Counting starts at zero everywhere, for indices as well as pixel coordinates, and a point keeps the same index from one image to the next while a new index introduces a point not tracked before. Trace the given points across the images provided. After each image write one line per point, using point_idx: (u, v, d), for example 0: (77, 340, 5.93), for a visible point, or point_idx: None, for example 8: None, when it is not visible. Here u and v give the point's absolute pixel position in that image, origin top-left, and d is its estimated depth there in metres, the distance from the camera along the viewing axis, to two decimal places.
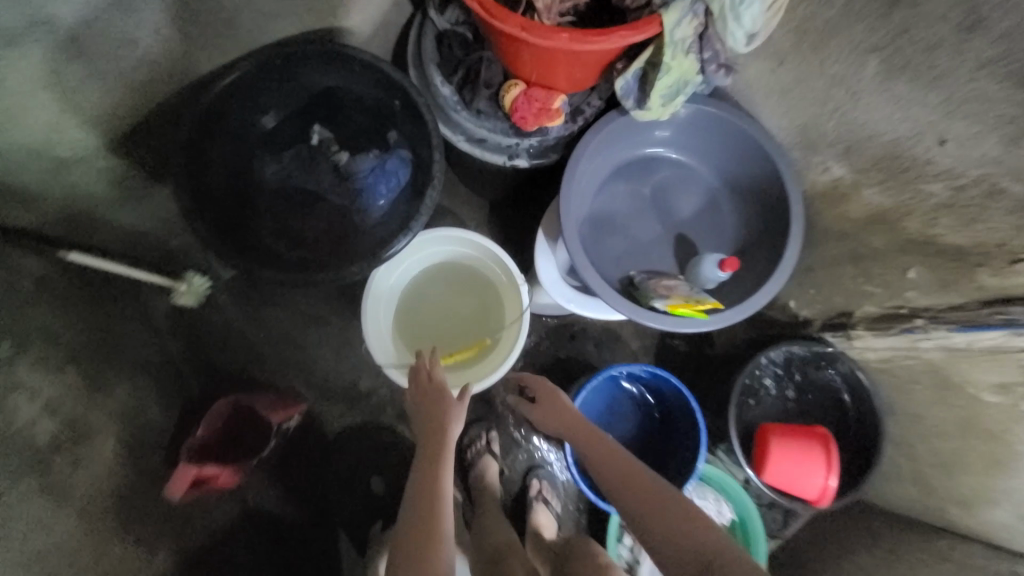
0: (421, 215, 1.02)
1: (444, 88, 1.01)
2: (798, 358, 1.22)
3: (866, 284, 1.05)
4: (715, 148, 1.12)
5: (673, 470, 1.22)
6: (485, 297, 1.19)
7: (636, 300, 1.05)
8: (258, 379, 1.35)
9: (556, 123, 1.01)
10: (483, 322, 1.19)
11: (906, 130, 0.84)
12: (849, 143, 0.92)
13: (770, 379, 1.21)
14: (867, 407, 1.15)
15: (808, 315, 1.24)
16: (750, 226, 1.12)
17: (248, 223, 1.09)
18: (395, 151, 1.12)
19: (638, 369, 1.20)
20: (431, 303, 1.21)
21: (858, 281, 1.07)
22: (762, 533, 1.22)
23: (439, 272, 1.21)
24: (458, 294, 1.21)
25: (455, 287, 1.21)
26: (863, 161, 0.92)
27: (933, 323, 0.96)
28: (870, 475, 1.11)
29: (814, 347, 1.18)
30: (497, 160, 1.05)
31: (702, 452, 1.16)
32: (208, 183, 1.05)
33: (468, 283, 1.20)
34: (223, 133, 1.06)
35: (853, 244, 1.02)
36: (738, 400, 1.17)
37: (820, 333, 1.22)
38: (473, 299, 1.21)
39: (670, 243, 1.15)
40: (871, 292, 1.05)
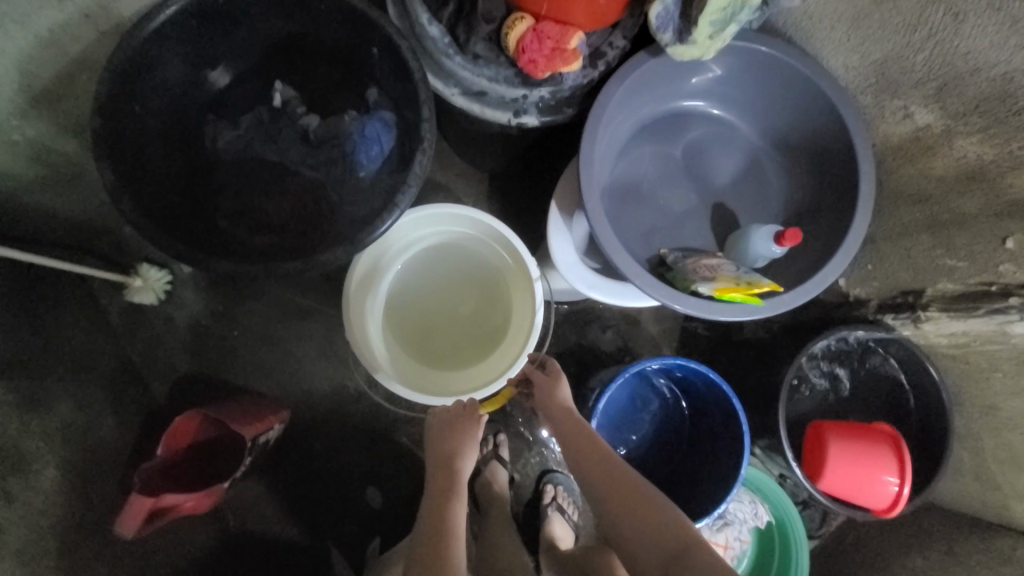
0: (410, 187, 0.82)
1: (432, 27, 0.80)
2: (851, 343, 1.06)
3: (945, 257, 0.87)
4: (763, 97, 0.92)
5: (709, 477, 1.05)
6: (491, 288, 1.02)
7: (672, 284, 0.87)
8: (229, 385, 1.18)
9: (573, 68, 0.81)
10: (489, 315, 1.02)
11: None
12: (943, 81, 0.74)
13: (816, 367, 1.06)
14: (935, 398, 0.99)
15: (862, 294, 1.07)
16: (802, 191, 0.94)
17: (204, 204, 0.91)
18: (376, 112, 0.92)
19: (670, 363, 1.03)
20: (428, 292, 1.03)
21: (934, 254, 0.89)
22: (804, 537, 1.08)
23: (436, 255, 1.02)
24: (460, 283, 1.03)
25: (455, 274, 1.03)
26: (960, 104, 0.74)
27: None
28: (939, 477, 0.96)
29: (873, 331, 1.01)
30: (500, 117, 0.86)
31: (747, 457, 0.98)
32: (145, 155, 0.85)
33: (471, 271, 1.02)
34: (165, 93, 0.87)
35: (933, 209, 0.84)
36: (786, 396, 1.00)
37: (877, 316, 1.04)
38: (476, 289, 1.03)
39: (707, 214, 0.97)
40: (950, 267, 0.88)
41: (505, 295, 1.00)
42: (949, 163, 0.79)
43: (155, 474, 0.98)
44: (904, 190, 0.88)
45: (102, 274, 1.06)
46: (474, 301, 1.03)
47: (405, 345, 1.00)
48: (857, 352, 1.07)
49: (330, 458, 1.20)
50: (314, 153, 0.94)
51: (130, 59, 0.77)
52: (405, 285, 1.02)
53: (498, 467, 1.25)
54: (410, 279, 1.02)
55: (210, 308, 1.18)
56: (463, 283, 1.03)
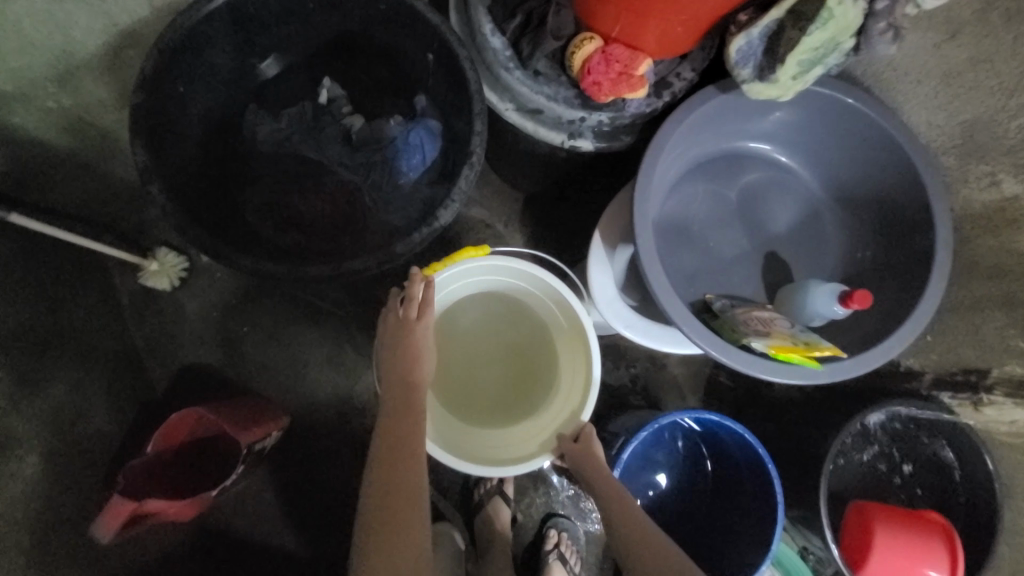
0: (454, 202, 0.77)
1: (494, 38, 0.77)
2: (899, 420, 0.97)
3: (1017, 338, 0.80)
4: (832, 149, 0.87)
5: (732, 546, 0.97)
6: (536, 341, 0.95)
7: (721, 334, 0.80)
8: (231, 384, 1.13)
9: (638, 94, 0.77)
10: (533, 373, 0.95)
11: None
12: None
13: (859, 441, 0.98)
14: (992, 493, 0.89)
15: (914, 366, 0.99)
16: (864, 249, 0.88)
17: (233, 196, 0.87)
18: (422, 120, 0.89)
19: (703, 417, 0.95)
20: (472, 342, 0.96)
21: (1004, 333, 0.81)
22: None
23: (479, 303, 0.95)
24: (505, 333, 0.97)
25: (497, 324, 0.97)
26: None
27: None
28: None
29: (926, 409, 0.92)
30: (553, 138, 0.82)
31: (779, 531, 0.89)
32: (182, 137, 0.82)
33: (516, 321, 0.96)
34: (211, 77, 0.84)
35: (1012, 285, 0.77)
36: (827, 470, 0.92)
37: (930, 391, 0.96)
38: (519, 342, 0.97)
39: (758, 263, 0.91)
40: (1022, 350, 0.80)
41: (552, 352, 0.93)
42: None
43: (142, 475, 0.92)
44: (979, 261, 0.81)
45: (120, 253, 1.02)
46: (516, 355, 0.97)
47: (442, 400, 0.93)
48: (906, 429, 0.98)
49: (323, 474, 1.12)
50: (353, 156, 0.90)
51: (182, 40, 0.74)
52: (444, 334, 0.95)
53: (501, 506, 1.17)
54: (451, 328, 0.95)
55: (223, 301, 1.14)
56: (506, 334, 0.97)
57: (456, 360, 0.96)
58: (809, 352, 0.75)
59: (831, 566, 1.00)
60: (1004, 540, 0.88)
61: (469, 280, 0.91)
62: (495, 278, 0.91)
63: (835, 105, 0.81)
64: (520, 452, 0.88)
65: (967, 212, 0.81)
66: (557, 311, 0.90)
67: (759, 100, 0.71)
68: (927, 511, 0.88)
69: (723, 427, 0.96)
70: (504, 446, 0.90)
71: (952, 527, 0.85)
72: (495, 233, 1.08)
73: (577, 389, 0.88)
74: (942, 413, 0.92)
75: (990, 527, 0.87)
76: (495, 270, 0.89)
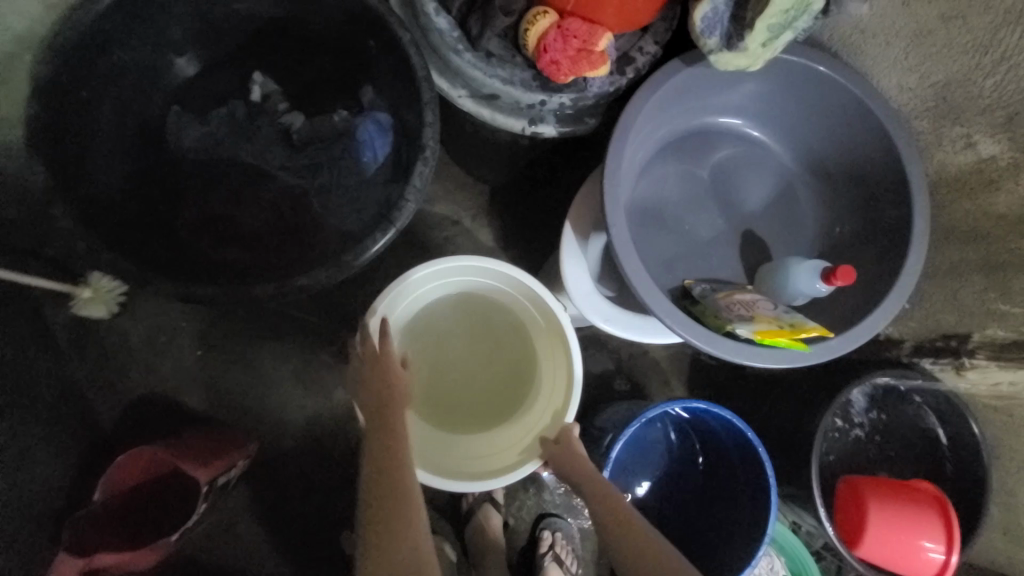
0: (409, 202, 0.71)
1: (439, 18, 0.69)
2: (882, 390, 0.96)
3: (996, 300, 0.79)
4: (803, 120, 0.84)
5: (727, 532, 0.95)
6: (514, 342, 0.90)
7: (703, 321, 0.77)
8: (189, 413, 1.04)
9: (600, 73, 0.71)
10: (514, 375, 0.90)
11: None
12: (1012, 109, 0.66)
13: (845, 415, 0.96)
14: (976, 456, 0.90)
15: (895, 334, 0.98)
16: (841, 221, 0.85)
17: (163, 212, 0.78)
18: (370, 113, 0.81)
19: (691, 406, 0.92)
20: (447, 351, 0.91)
21: (983, 296, 0.80)
22: None
23: (449, 306, 0.89)
24: (481, 338, 0.91)
25: (471, 326, 0.91)
26: None
27: None
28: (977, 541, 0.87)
29: (910, 378, 0.91)
30: (513, 125, 0.76)
31: (774, 515, 0.88)
32: (95, 149, 0.73)
33: (490, 324, 0.90)
34: (122, 78, 0.74)
35: (990, 248, 0.76)
36: (817, 449, 0.90)
37: (912, 358, 0.96)
38: (496, 342, 0.91)
39: (736, 242, 0.87)
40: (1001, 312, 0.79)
41: (531, 352, 0.88)
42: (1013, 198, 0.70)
43: (90, 520, 0.84)
44: (955, 225, 0.79)
45: (46, 283, 0.91)
46: (493, 355, 0.91)
47: (420, 415, 0.87)
48: (891, 399, 0.97)
49: (298, 500, 1.05)
50: (296, 157, 0.82)
51: (83, 38, 0.65)
52: (415, 343, 0.88)
53: (491, 513, 1.12)
54: (421, 336, 0.88)
55: (171, 324, 1.04)
56: (480, 335, 0.91)
57: (431, 369, 0.90)
58: (795, 334, 0.72)
59: (824, 539, 1.00)
60: (990, 500, 0.89)
61: (436, 285, 0.85)
62: (463, 280, 0.85)
63: (804, 72, 0.77)
64: (508, 460, 0.83)
65: (941, 176, 0.79)
66: (532, 307, 0.84)
67: (728, 71, 0.67)
68: (918, 482, 0.87)
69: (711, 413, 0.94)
70: (491, 456, 0.84)
71: (943, 496, 0.85)
72: (462, 230, 1.02)
73: (560, 387, 0.83)
74: (924, 381, 0.91)
75: (976, 491, 0.87)
76: (462, 269, 0.83)
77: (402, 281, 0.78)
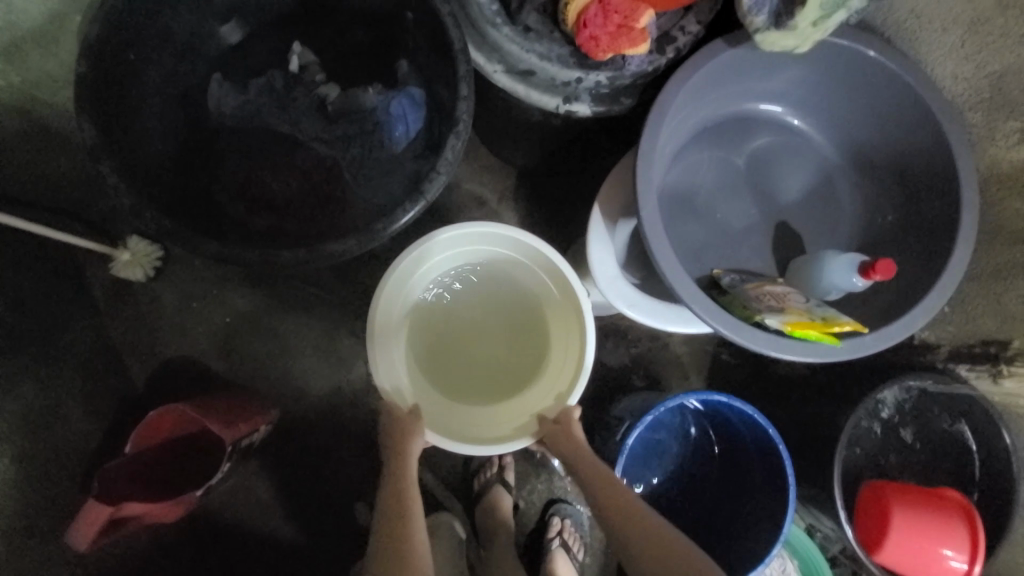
0: (440, 174, 0.71)
1: None
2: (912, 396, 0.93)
3: None
4: (847, 110, 0.81)
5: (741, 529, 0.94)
6: (528, 319, 0.90)
7: (728, 309, 0.75)
8: (214, 378, 1.07)
9: (640, 50, 0.70)
10: (524, 353, 0.90)
11: None
12: None
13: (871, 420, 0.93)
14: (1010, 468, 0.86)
15: (930, 338, 0.95)
16: (881, 217, 0.82)
17: (201, 176, 0.79)
18: (404, 87, 0.81)
19: (710, 399, 0.90)
20: (460, 319, 0.91)
21: None
22: None
23: (466, 276, 0.89)
24: (496, 310, 0.91)
25: (488, 301, 0.92)
26: None
27: None
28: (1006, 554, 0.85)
29: (941, 384, 0.88)
30: (547, 103, 0.75)
31: (793, 515, 0.86)
32: (137, 110, 0.74)
33: (506, 298, 0.90)
34: (166, 42, 0.76)
35: None
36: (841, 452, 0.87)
37: (946, 364, 0.92)
38: (509, 318, 0.91)
39: (769, 234, 0.85)
40: None
41: (545, 330, 0.88)
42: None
43: (124, 477, 0.87)
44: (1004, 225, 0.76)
45: (86, 243, 0.95)
46: (509, 333, 0.91)
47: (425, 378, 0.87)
48: (921, 406, 0.93)
49: (315, 468, 1.08)
50: (330, 128, 0.82)
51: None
52: (430, 310, 0.89)
53: (501, 495, 1.12)
54: (439, 308, 0.89)
55: (201, 290, 1.07)
56: (496, 309, 0.91)
57: (442, 335, 0.90)
58: (827, 328, 0.70)
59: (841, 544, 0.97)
60: None
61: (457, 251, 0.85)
62: (484, 249, 0.85)
63: (852, 58, 0.74)
64: (506, 434, 0.82)
65: (993, 172, 0.75)
66: (550, 283, 0.84)
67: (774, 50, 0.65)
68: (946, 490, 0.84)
69: (732, 408, 0.92)
70: (490, 428, 0.84)
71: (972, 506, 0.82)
72: (487, 211, 1.02)
73: (570, 368, 0.82)
74: (957, 387, 0.88)
75: (1007, 504, 0.84)
76: (483, 238, 0.83)
77: (426, 239, 0.78)
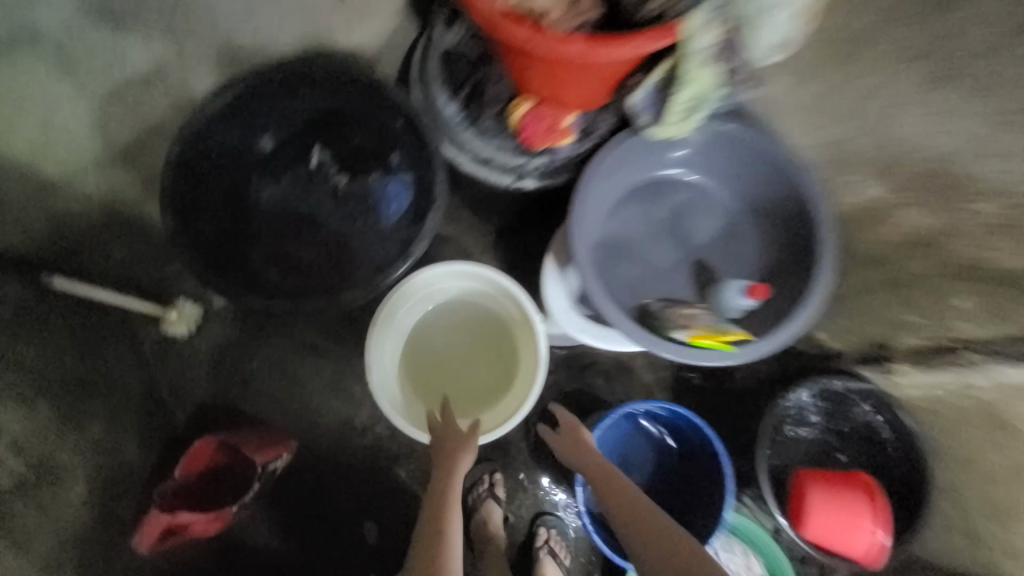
0: (421, 238, 0.99)
1: (448, 106, 0.98)
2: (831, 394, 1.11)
3: (905, 313, 0.95)
4: (736, 171, 1.05)
5: (697, 521, 1.09)
6: (498, 338, 1.12)
7: (648, 326, 0.98)
8: (244, 414, 1.26)
9: (565, 142, 0.97)
10: (497, 367, 1.11)
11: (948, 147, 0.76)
12: (882, 161, 0.85)
13: (798, 415, 1.11)
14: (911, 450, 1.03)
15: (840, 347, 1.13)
16: (774, 250, 1.04)
17: (243, 249, 1.05)
18: (398, 173, 1.06)
19: (654, 406, 1.10)
20: (445, 340, 1.12)
21: (896, 310, 0.97)
22: None
23: (448, 305, 1.12)
24: (474, 331, 1.13)
25: (468, 323, 1.13)
26: (901, 182, 0.84)
27: (980, 355, 0.86)
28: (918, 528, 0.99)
29: (847, 382, 1.07)
30: (503, 180, 1.00)
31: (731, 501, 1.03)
32: (200, 202, 1.03)
33: (481, 321, 1.12)
34: (222, 153, 1.04)
35: (892, 269, 0.93)
36: (764, 445, 1.05)
37: (855, 368, 1.10)
38: (484, 338, 1.13)
39: (688, 269, 1.07)
40: (912, 323, 0.95)
41: (512, 346, 1.10)
42: (902, 228, 0.88)
43: (171, 496, 1.06)
44: (864, 252, 0.97)
45: (142, 307, 1.14)
46: (486, 353, 1.12)
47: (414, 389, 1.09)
48: (840, 403, 1.10)
49: (333, 489, 1.25)
50: (342, 207, 1.08)
51: (197, 132, 1.00)
52: (419, 332, 1.12)
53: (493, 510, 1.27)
54: (426, 336, 1.12)
55: (234, 339, 1.29)
56: (474, 331, 1.13)
57: (430, 352, 1.12)
58: (723, 338, 0.92)
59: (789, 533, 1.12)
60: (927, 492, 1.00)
61: (439, 285, 1.08)
62: (461, 283, 1.09)
63: (729, 135, 0.99)
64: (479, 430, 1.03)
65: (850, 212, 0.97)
66: (513, 307, 1.07)
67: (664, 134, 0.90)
68: (855, 473, 1.01)
69: (675, 414, 1.12)
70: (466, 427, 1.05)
71: (875, 484, 0.98)
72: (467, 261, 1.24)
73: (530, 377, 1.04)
74: (858, 382, 1.07)
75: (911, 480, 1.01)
76: (460, 274, 1.07)
77: (415, 275, 1.03)
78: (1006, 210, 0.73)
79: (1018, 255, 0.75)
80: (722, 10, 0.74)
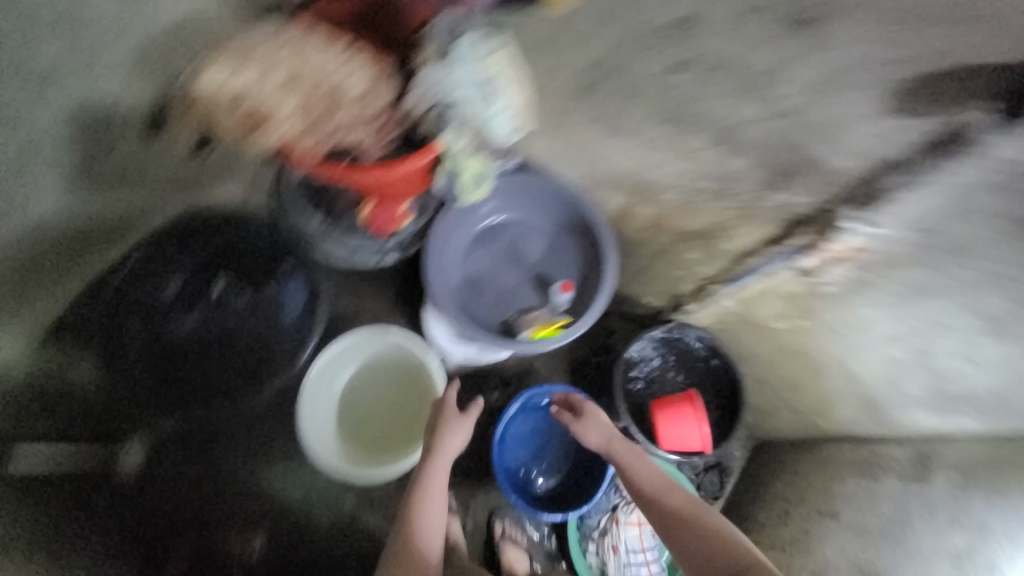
0: (317, 325, 1.36)
1: (312, 221, 1.32)
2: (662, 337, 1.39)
3: (675, 270, 1.35)
4: (540, 200, 1.39)
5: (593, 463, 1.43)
6: (412, 381, 1.40)
7: (507, 334, 1.36)
8: (212, 522, 1.38)
9: (407, 221, 1.34)
10: (415, 403, 1.39)
11: (634, 164, 1.16)
12: (612, 179, 1.26)
13: (639, 360, 1.39)
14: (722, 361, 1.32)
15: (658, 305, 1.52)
16: (585, 250, 1.40)
17: (176, 371, 1.32)
18: (291, 278, 1.36)
19: (535, 392, 1.42)
20: (373, 389, 1.40)
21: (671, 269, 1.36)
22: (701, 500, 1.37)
23: (369, 362, 1.40)
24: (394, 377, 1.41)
25: (390, 373, 1.41)
26: (627, 189, 1.25)
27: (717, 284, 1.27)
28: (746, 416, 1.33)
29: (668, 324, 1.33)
30: (371, 261, 1.35)
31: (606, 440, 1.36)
32: (129, 346, 1.30)
33: (398, 370, 1.41)
34: (138, 304, 1.30)
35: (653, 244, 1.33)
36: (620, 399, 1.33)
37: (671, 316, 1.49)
38: (404, 382, 1.40)
39: (531, 282, 1.42)
40: (681, 275, 1.35)
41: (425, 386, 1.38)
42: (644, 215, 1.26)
43: None
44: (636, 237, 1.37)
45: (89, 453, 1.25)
46: (407, 394, 1.40)
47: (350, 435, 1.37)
48: (669, 341, 1.38)
49: (308, 554, 1.41)
50: (249, 316, 1.34)
51: (114, 296, 1.29)
52: (349, 388, 1.39)
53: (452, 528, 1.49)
54: (353, 391, 1.39)
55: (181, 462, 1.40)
56: (396, 378, 1.41)
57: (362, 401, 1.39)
58: (555, 326, 1.32)
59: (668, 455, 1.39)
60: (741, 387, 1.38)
61: (355, 350, 1.37)
62: (373, 344, 1.38)
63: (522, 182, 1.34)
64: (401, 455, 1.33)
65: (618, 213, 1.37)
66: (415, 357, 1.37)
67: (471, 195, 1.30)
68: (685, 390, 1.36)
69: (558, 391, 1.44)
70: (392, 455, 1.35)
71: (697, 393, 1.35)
72: None
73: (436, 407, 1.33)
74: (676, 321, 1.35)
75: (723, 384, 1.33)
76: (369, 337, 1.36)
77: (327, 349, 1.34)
78: (679, 193, 1.14)
79: (699, 218, 1.15)
80: (451, 123, 1.11)
